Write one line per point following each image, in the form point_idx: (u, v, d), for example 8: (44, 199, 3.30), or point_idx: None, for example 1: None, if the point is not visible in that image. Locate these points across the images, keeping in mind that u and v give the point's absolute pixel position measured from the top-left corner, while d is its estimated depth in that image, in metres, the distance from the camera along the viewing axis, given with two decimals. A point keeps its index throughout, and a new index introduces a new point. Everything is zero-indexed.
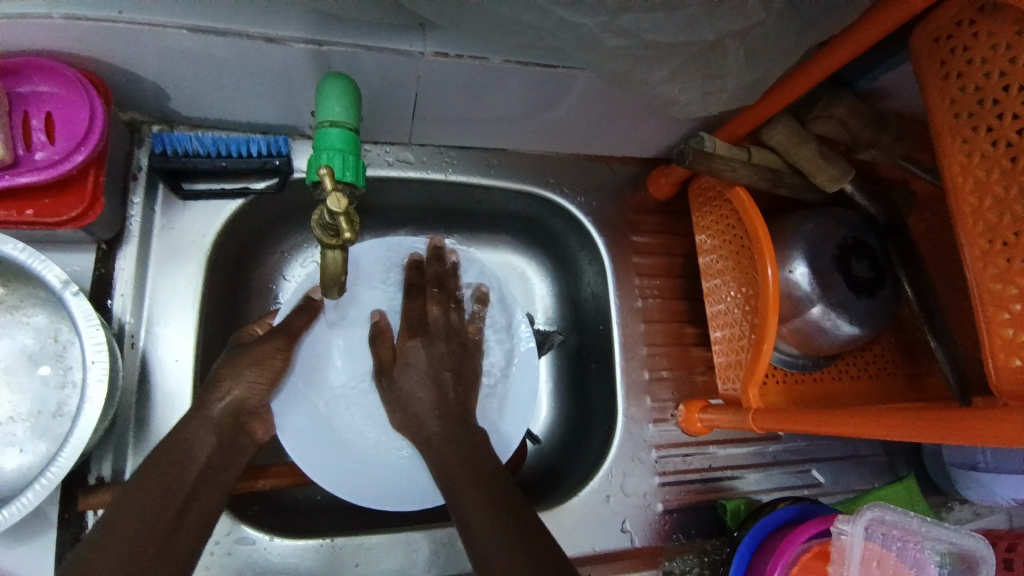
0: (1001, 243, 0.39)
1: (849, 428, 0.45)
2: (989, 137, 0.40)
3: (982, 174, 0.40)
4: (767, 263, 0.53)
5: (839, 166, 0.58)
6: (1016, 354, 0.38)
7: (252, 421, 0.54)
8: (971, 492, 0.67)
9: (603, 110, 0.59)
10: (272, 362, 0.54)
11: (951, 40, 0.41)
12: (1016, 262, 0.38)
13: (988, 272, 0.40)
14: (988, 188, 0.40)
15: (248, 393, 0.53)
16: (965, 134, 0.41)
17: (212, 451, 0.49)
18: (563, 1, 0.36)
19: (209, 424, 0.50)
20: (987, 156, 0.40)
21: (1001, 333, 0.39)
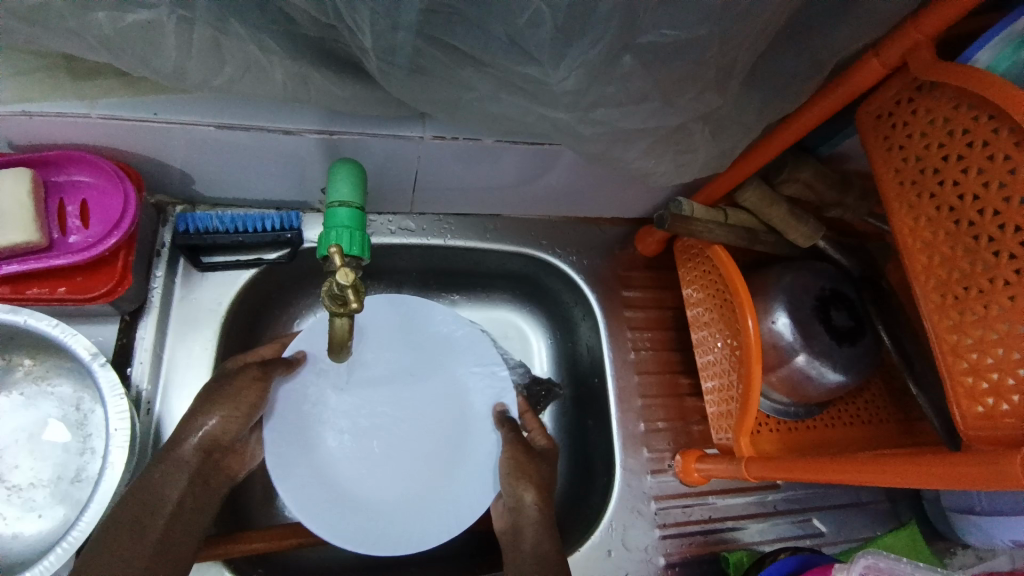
0: (952, 297, 0.42)
1: (840, 474, 0.47)
2: (932, 202, 0.43)
3: (930, 236, 0.44)
4: (748, 316, 0.57)
5: (810, 225, 0.63)
6: (978, 400, 0.40)
7: (224, 456, 0.53)
8: (970, 537, 0.68)
9: (588, 178, 0.65)
10: (249, 396, 0.53)
11: (893, 116, 0.46)
12: (969, 314, 0.41)
13: (944, 324, 0.43)
14: (936, 248, 0.43)
15: (222, 429, 0.51)
16: (910, 200, 0.45)
17: (186, 490, 0.49)
18: (542, 102, 0.42)
19: (182, 464, 0.49)
20: (932, 219, 0.43)
21: (963, 381, 0.41)
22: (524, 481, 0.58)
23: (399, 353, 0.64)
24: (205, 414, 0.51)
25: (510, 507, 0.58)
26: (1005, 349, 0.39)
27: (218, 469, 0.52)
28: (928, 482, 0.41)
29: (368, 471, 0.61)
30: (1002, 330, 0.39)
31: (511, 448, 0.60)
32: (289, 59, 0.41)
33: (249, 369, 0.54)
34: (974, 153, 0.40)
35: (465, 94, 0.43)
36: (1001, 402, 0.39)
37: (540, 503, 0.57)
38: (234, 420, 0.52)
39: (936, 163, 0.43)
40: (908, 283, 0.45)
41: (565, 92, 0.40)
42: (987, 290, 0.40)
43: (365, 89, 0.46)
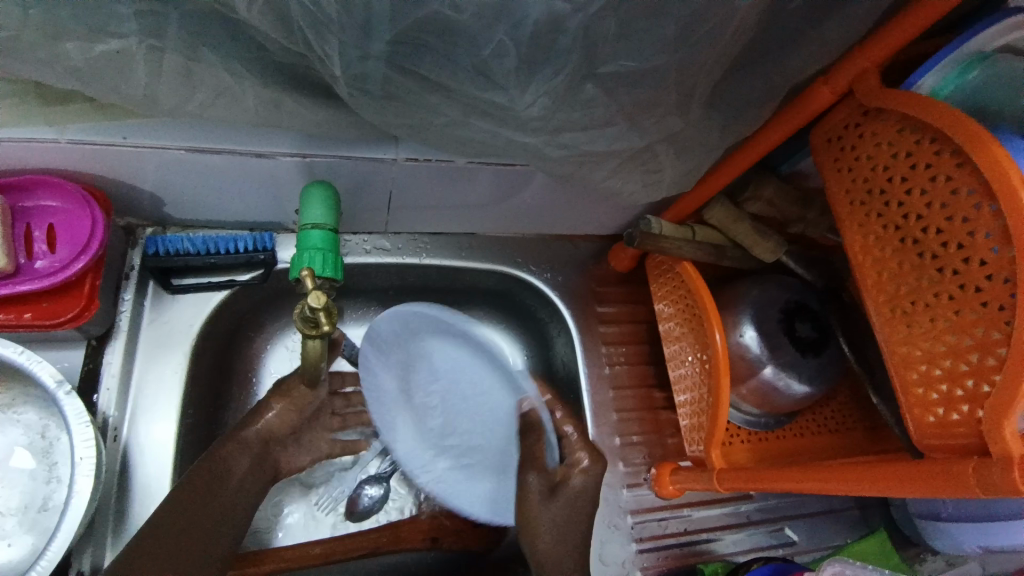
0: (902, 311, 0.44)
1: (808, 482, 0.49)
2: (880, 221, 0.46)
3: (879, 252, 0.46)
4: (715, 329, 0.59)
5: (773, 240, 0.66)
6: (929, 410, 0.42)
7: (277, 446, 0.62)
8: (939, 542, 0.70)
9: (561, 197, 0.66)
10: (300, 394, 0.61)
11: (842, 139, 0.48)
12: (917, 326, 0.43)
13: (895, 337, 0.45)
14: (886, 264, 0.45)
15: (279, 420, 0.60)
16: (861, 218, 0.47)
17: (246, 471, 0.58)
18: (509, 126, 0.43)
19: (242, 446, 0.58)
20: (881, 236, 0.46)
21: (915, 391, 0.43)
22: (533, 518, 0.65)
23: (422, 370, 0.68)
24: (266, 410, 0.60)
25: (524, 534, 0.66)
26: (952, 360, 0.41)
27: (277, 461, 0.64)
28: (886, 490, 0.42)
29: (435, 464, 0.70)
30: (949, 342, 0.41)
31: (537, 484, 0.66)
32: (263, 85, 0.42)
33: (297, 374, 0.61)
34: (916, 174, 0.42)
35: (435, 120, 0.44)
36: (950, 412, 0.40)
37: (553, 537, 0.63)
38: (289, 413, 0.61)
39: (883, 184, 0.45)
40: (862, 298, 0.47)
41: (531, 117, 0.41)
42: (933, 304, 0.42)
43: (337, 112, 0.47)
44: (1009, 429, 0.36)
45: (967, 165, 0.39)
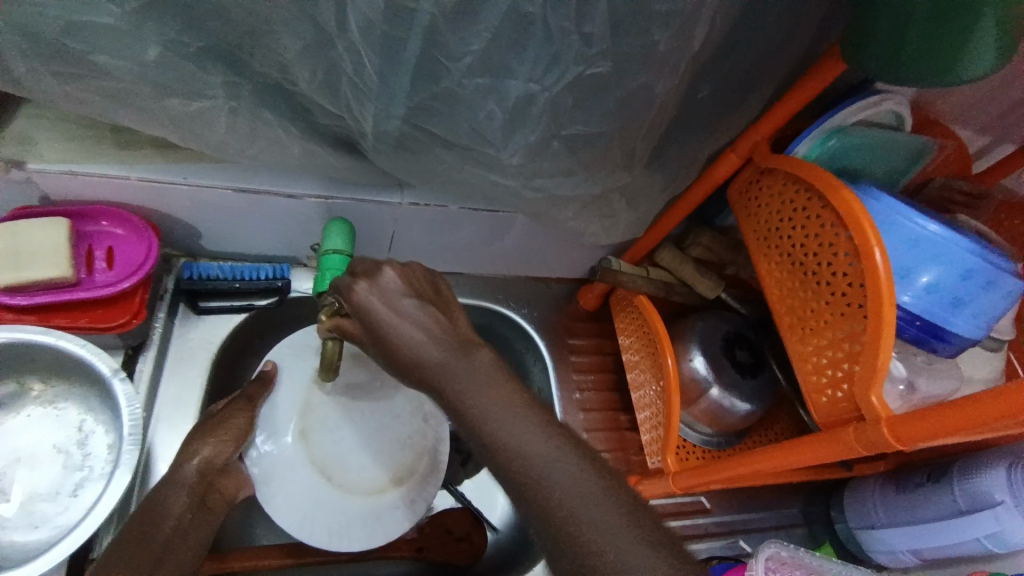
0: (796, 318, 0.54)
1: (746, 467, 0.59)
2: (776, 249, 0.57)
3: (777, 274, 0.57)
4: (667, 354, 0.71)
5: (712, 279, 0.79)
6: (819, 392, 0.51)
7: (222, 479, 0.61)
8: (880, 557, 0.77)
9: (535, 238, 0.79)
10: (234, 422, 0.63)
11: (747, 191, 0.61)
12: (806, 329, 0.53)
13: (795, 338, 0.54)
14: (783, 282, 0.56)
15: (215, 453, 0.60)
16: (762, 247, 0.59)
17: (185, 510, 0.57)
18: (495, 172, 0.56)
19: (182, 487, 0.58)
20: (777, 261, 0.57)
21: (811, 378, 0.52)
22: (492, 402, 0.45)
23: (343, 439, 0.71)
24: (198, 446, 0.60)
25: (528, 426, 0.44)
26: (832, 351, 0.50)
27: (222, 495, 0.61)
28: (799, 462, 0.52)
29: None
30: (828, 339, 0.51)
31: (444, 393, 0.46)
32: (303, 138, 0.54)
33: (234, 402, 0.65)
34: (797, 213, 0.54)
35: (439, 166, 0.57)
36: (836, 391, 0.49)
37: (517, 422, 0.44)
38: (225, 443, 0.61)
39: (775, 221, 0.57)
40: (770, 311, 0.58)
41: (512, 164, 0.54)
42: (817, 310, 0.52)
43: (358, 162, 0.60)
44: (876, 398, 0.45)
45: (829, 205, 0.51)
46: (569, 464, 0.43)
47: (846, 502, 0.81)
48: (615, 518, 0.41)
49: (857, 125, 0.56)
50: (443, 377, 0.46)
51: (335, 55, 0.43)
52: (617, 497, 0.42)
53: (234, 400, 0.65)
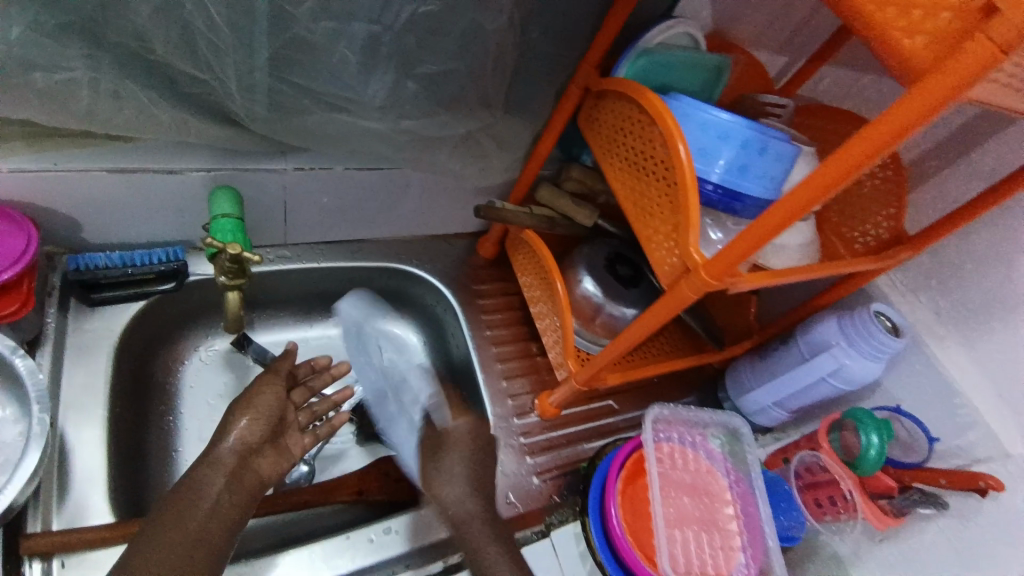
0: (637, 208, 0.65)
1: (622, 344, 0.69)
2: (618, 155, 0.67)
3: (622, 175, 0.67)
4: (558, 279, 0.81)
5: (589, 209, 0.89)
6: (661, 260, 0.61)
7: (256, 458, 0.62)
8: (761, 418, 0.91)
9: (423, 192, 0.86)
10: (263, 402, 0.64)
11: (590, 111, 0.71)
12: (646, 214, 0.63)
13: (639, 224, 0.65)
14: (625, 181, 0.66)
15: (248, 432, 0.61)
16: (609, 156, 0.69)
17: (221, 489, 0.58)
18: (364, 118, 0.63)
19: (218, 466, 0.59)
20: (620, 164, 0.67)
21: (654, 252, 0.62)
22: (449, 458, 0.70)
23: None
24: (229, 427, 0.61)
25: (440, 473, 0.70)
26: (663, 226, 0.61)
27: (261, 473, 0.62)
28: (657, 322, 0.63)
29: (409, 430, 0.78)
30: (660, 217, 0.61)
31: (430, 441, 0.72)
32: (174, 107, 0.58)
33: (262, 381, 0.67)
34: (626, 120, 0.64)
35: (315, 121, 0.62)
36: (670, 257, 0.60)
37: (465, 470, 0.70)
38: (256, 423, 0.62)
39: (613, 130, 0.66)
40: (622, 208, 0.68)
41: (375, 104, 0.61)
42: (650, 196, 0.62)
43: (236, 131, 0.64)
44: (695, 251, 0.55)
45: (642, 108, 0.60)
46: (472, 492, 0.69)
47: (728, 381, 0.95)
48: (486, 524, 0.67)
49: (664, 45, 0.68)
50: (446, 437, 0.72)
51: (191, 16, 0.48)
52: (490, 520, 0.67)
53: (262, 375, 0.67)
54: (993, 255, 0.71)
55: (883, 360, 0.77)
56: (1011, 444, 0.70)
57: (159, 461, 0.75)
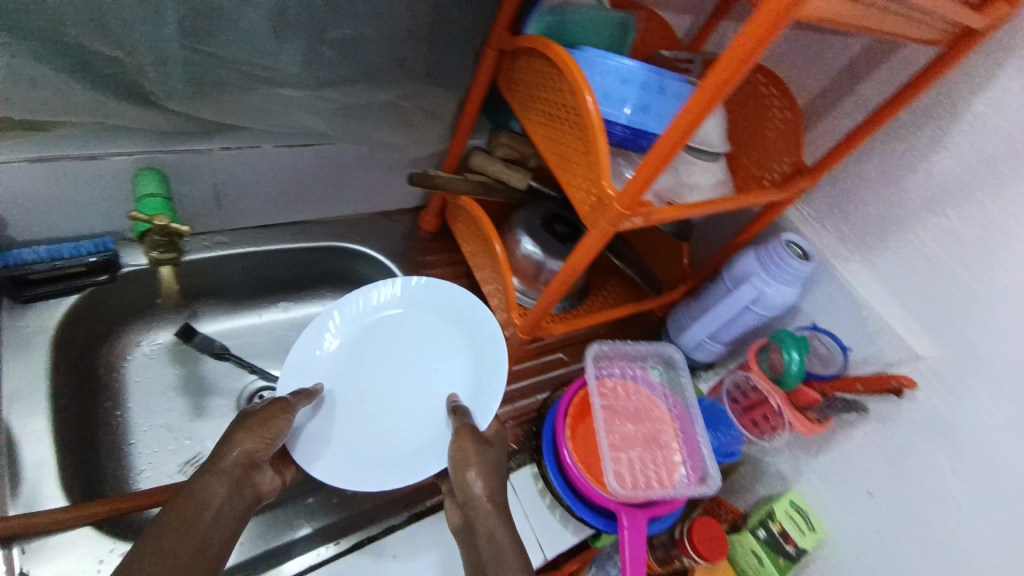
0: (556, 156, 0.69)
1: (556, 287, 0.73)
2: (535, 110, 0.71)
3: (540, 129, 0.71)
4: (496, 241, 0.84)
5: (520, 171, 0.92)
6: (579, 202, 0.65)
7: (257, 474, 0.59)
8: (699, 355, 0.98)
9: (358, 169, 0.88)
10: (275, 421, 0.63)
11: (509, 72, 0.75)
12: (564, 161, 0.67)
13: (559, 172, 0.68)
14: (544, 133, 0.70)
15: (254, 444, 0.59)
16: (528, 113, 0.73)
17: (225, 498, 0.54)
18: (285, 85, 0.69)
19: (223, 475, 0.55)
20: (538, 119, 0.71)
21: (574, 195, 0.66)
22: (474, 468, 0.62)
23: (437, 357, 0.84)
24: (238, 438, 0.59)
25: (461, 499, 0.61)
26: (578, 169, 0.64)
27: (257, 488, 0.58)
28: (583, 261, 0.67)
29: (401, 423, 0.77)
30: (574, 162, 0.65)
31: (460, 438, 0.65)
32: (91, 88, 0.58)
33: (272, 404, 0.64)
34: (538, 75, 0.68)
35: (241, 96, 0.67)
36: (586, 197, 0.64)
37: (486, 485, 0.61)
38: (263, 438, 0.60)
39: (530, 87, 0.71)
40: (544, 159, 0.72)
41: (294, 71, 0.68)
42: (565, 144, 0.66)
43: (157, 113, 0.64)
44: (606, 182, 0.59)
45: (549, 61, 0.65)
46: (492, 510, 0.59)
47: (669, 325, 1.01)
48: (508, 541, 0.56)
49: (564, 5, 0.72)
50: (488, 446, 0.66)
51: None
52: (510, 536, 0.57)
53: (272, 400, 0.65)
54: (881, 176, 0.79)
55: (797, 285, 0.84)
56: (920, 346, 0.77)
57: (114, 450, 0.75)
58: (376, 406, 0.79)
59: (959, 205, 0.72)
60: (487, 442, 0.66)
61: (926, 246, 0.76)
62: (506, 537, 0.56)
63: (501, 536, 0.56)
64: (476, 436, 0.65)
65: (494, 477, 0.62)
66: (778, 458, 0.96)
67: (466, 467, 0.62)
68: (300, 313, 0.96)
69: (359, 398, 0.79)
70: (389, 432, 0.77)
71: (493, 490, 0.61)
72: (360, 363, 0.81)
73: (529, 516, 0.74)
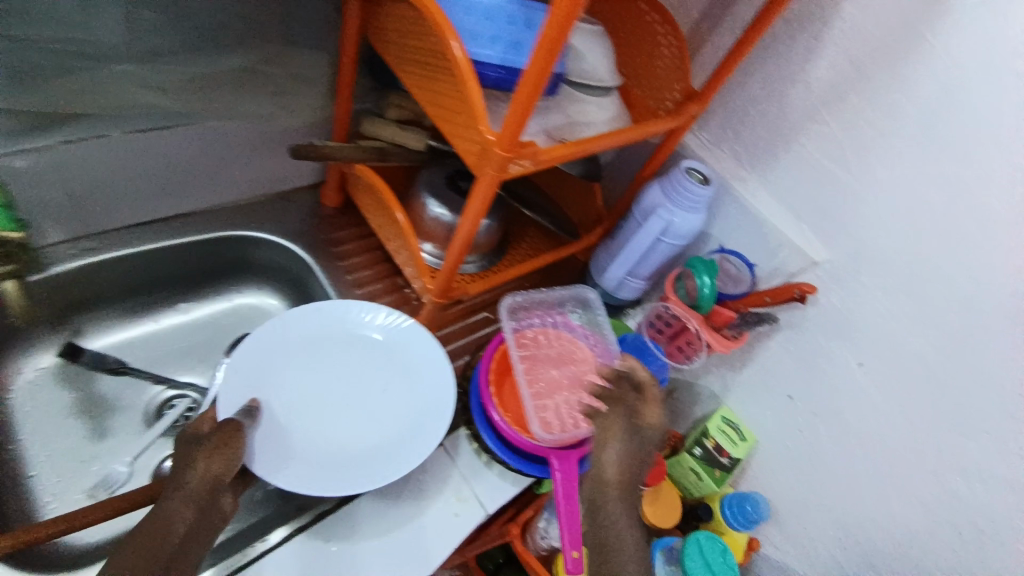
0: (433, 108, 0.65)
1: (458, 243, 0.71)
2: (405, 58, 0.67)
3: (413, 79, 0.67)
4: (396, 208, 0.81)
5: (415, 132, 0.89)
6: (462, 153, 0.63)
7: (222, 495, 0.58)
8: (622, 294, 0.99)
9: (229, 146, 0.83)
10: (234, 441, 0.62)
11: (375, 20, 0.69)
12: (441, 110, 0.64)
13: (439, 123, 0.65)
14: (417, 83, 0.66)
15: (217, 465, 0.58)
16: (400, 63, 0.68)
17: (191, 517, 0.54)
18: (113, 59, 0.68)
19: (185, 495, 0.54)
20: (410, 68, 0.67)
21: (457, 145, 0.64)
22: (609, 439, 0.62)
23: (380, 365, 0.81)
24: (201, 459, 0.58)
25: (590, 484, 0.61)
26: (455, 117, 0.61)
27: (221, 507, 0.57)
28: (477, 213, 0.65)
29: (345, 429, 0.75)
30: (450, 110, 0.62)
31: (614, 413, 0.63)
32: None
33: (226, 425, 0.63)
34: (401, 20, 0.64)
35: (76, 81, 0.67)
36: (468, 147, 0.61)
37: (619, 473, 0.60)
38: (224, 458, 0.59)
39: (397, 33, 0.66)
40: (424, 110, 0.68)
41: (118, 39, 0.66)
42: (439, 92, 0.63)
43: None
44: (483, 126, 0.56)
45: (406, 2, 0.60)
46: (625, 518, 0.59)
47: (591, 270, 1.02)
48: (635, 546, 0.57)
49: None
50: (616, 443, 0.61)
51: None
52: (639, 546, 0.58)
53: (225, 422, 0.63)
54: (766, 91, 0.81)
55: (702, 210, 0.86)
56: (815, 252, 0.80)
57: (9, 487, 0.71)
58: (314, 412, 0.75)
59: (836, 109, 0.75)
60: (656, 424, 0.63)
61: (813, 154, 0.79)
62: (634, 541, 0.57)
63: (630, 549, 0.57)
64: (615, 407, 0.63)
65: (633, 456, 0.61)
66: (709, 378, 1.00)
67: (603, 441, 0.61)
68: (202, 312, 0.91)
69: (296, 403, 0.75)
70: (336, 437, 0.74)
71: (619, 491, 0.60)
72: (308, 362, 0.79)
73: (465, 474, 0.76)
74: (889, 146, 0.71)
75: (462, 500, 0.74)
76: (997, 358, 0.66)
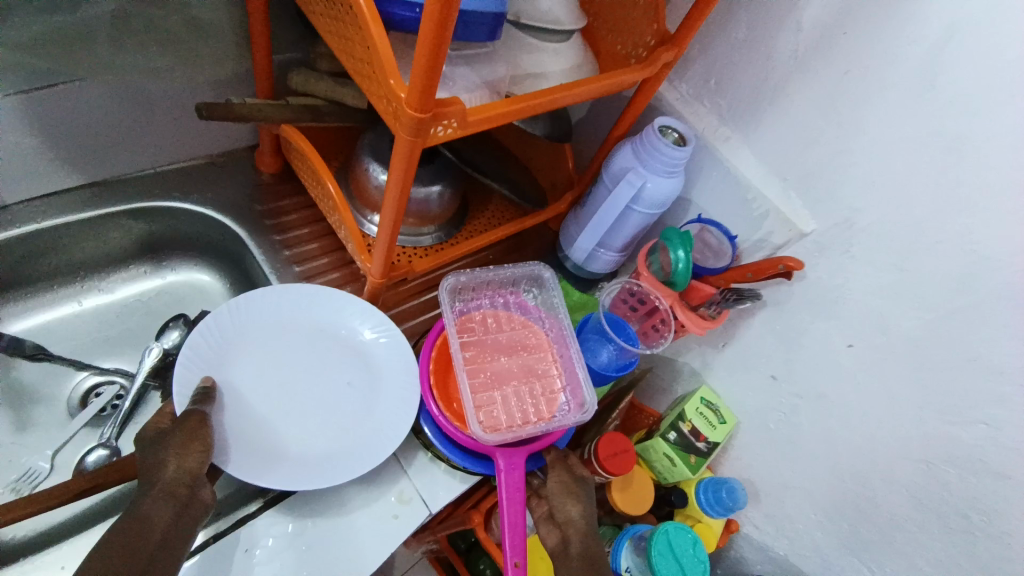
0: (347, 58, 0.55)
1: (387, 219, 0.62)
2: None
3: (326, 23, 0.56)
4: (326, 179, 0.72)
5: (354, 86, 0.76)
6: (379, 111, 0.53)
7: (201, 487, 0.54)
8: (596, 267, 0.90)
9: (135, 109, 0.74)
10: (200, 432, 0.58)
11: None
12: (353, 61, 0.53)
13: (354, 77, 0.55)
14: (330, 29, 0.56)
15: (186, 459, 0.55)
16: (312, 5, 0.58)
17: (170, 514, 0.50)
18: None
19: (160, 493, 0.51)
20: (321, 10, 0.56)
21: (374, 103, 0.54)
22: (570, 501, 0.65)
23: (340, 354, 0.74)
24: (173, 454, 0.54)
25: (557, 526, 0.64)
26: (366, 69, 0.51)
27: (201, 499, 0.53)
28: (400, 183, 0.55)
29: (311, 414, 0.69)
30: (361, 61, 0.52)
31: (556, 471, 0.68)
32: None
33: (191, 414, 0.59)
34: None
35: None
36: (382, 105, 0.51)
37: (584, 517, 0.64)
38: (197, 451, 0.56)
39: None
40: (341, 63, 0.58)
41: None
42: (349, 39, 0.52)
43: None
44: (393, 79, 0.47)
45: None
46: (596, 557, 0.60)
47: (561, 240, 0.92)
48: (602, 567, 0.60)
49: None
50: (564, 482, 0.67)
51: None
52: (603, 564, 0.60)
53: (188, 412, 0.60)
54: (752, 34, 0.69)
55: (678, 174, 0.76)
56: (804, 222, 0.71)
57: None
58: (271, 397, 0.68)
59: (829, 55, 0.63)
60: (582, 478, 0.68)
61: (802, 108, 0.68)
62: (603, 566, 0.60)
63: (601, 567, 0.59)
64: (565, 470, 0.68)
65: (587, 510, 0.65)
66: (690, 355, 0.93)
67: (562, 503, 0.65)
68: (127, 290, 0.83)
69: (250, 385, 0.68)
70: (302, 423, 0.68)
71: (577, 524, 0.63)
72: (267, 344, 0.72)
73: (408, 471, 0.70)
74: (887, 95, 0.60)
75: (404, 500, 0.68)
76: (997, 341, 0.57)
